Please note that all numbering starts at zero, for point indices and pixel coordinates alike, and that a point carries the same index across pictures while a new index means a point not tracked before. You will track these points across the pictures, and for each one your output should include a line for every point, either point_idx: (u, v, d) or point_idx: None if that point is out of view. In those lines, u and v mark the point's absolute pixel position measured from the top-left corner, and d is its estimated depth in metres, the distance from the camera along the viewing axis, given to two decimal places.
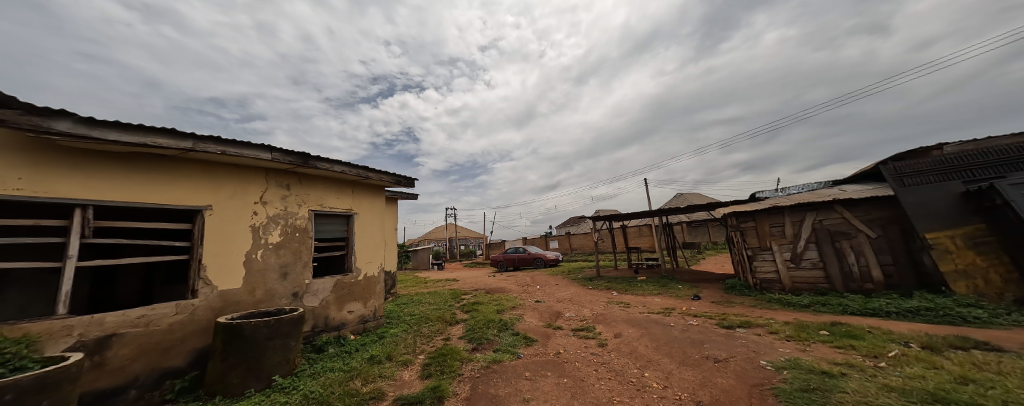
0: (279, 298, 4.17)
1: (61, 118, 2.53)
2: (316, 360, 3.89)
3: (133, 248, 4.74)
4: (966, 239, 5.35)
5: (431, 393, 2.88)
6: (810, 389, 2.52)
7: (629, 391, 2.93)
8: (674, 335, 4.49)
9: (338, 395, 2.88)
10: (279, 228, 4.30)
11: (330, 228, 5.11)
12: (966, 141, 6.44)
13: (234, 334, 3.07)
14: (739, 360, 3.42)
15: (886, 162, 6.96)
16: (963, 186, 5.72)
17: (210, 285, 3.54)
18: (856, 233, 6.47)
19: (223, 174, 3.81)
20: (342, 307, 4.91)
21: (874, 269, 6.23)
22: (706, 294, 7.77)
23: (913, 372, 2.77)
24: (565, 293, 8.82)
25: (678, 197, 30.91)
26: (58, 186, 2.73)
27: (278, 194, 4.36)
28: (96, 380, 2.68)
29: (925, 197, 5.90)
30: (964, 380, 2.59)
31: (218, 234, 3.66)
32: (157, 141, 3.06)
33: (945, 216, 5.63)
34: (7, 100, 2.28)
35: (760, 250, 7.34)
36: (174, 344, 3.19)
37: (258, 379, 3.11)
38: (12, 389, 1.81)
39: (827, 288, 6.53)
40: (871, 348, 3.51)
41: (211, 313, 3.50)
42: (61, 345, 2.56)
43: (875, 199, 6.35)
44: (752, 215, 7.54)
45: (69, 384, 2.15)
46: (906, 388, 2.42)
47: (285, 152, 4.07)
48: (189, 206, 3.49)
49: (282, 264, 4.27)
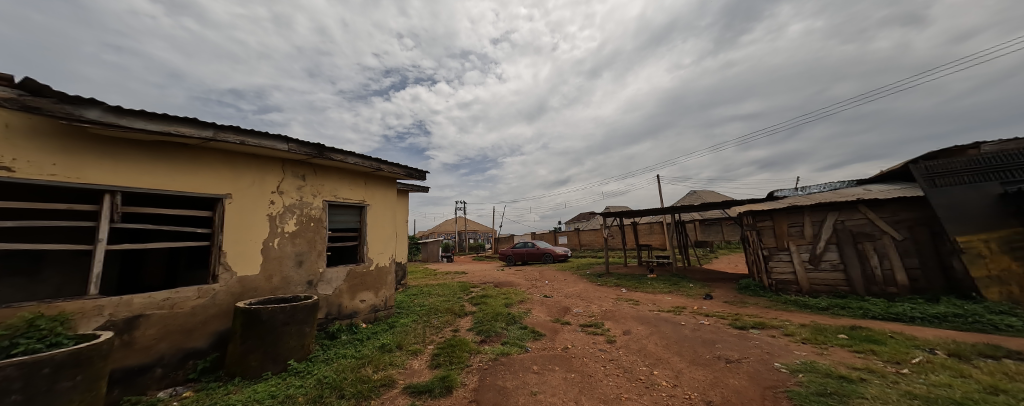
0: (295, 286, 4.30)
1: (92, 106, 2.64)
2: (330, 346, 4.01)
3: (157, 234, 4.94)
4: (1002, 243, 5.06)
5: (440, 383, 2.94)
6: (827, 393, 2.46)
7: (637, 388, 2.91)
8: (685, 334, 4.42)
9: (350, 381, 2.96)
10: (295, 217, 4.40)
11: (344, 219, 5.22)
12: (1007, 140, 6.07)
13: (252, 318, 3.18)
14: (751, 361, 3.35)
15: (916, 161, 6.61)
16: (1001, 187, 5.39)
17: (231, 270, 3.67)
18: (881, 235, 6.21)
19: (244, 165, 3.93)
20: (355, 295, 5.02)
21: (899, 273, 5.98)
22: (718, 293, 7.62)
23: (939, 380, 2.66)
24: (574, 289, 8.78)
25: (690, 194, 30.40)
26: (90, 173, 2.85)
27: (294, 184, 4.45)
28: (126, 358, 2.83)
29: (958, 197, 5.58)
30: (994, 389, 2.47)
31: (237, 221, 3.78)
32: (180, 130, 3.15)
33: (979, 219, 5.32)
34: (42, 88, 2.40)
35: (777, 250, 7.13)
36: (197, 326, 3.33)
37: (274, 363, 3.23)
38: (49, 363, 1.95)
39: (847, 290, 6.33)
40: (893, 354, 3.38)
41: (231, 298, 3.62)
42: (93, 324, 2.70)
43: (903, 200, 6.06)
44: (769, 214, 7.29)
45: (101, 362, 2.27)
46: (931, 395, 2.33)
47: (301, 143, 4.16)
48: (209, 195, 3.60)
49: (298, 252, 4.38)
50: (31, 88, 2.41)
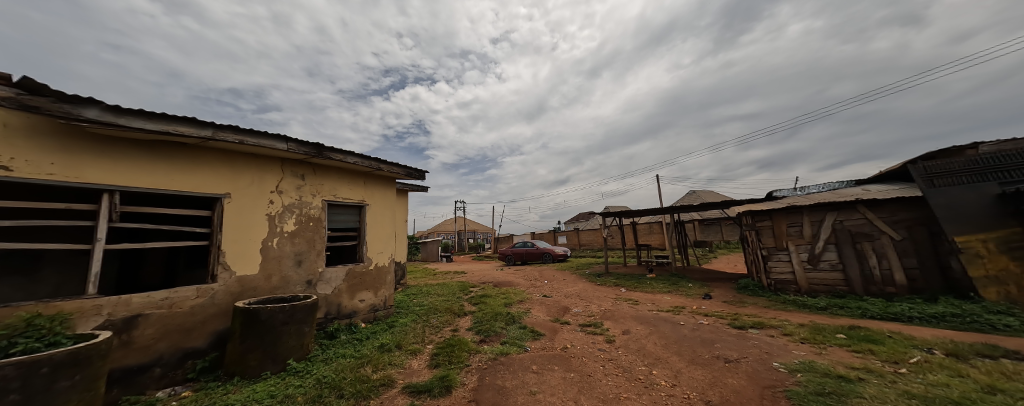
0: (294, 285, 4.29)
1: (90, 105, 2.64)
2: (329, 345, 4.01)
3: (155, 234, 4.93)
4: (1000, 243, 5.08)
5: (439, 382, 2.94)
6: (825, 393, 2.47)
7: (636, 388, 2.92)
8: (684, 334, 4.43)
9: (350, 381, 2.96)
10: (294, 217, 4.39)
11: (343, 219, 5.22)
12: (1005, 140, 6.09)
13: (251, 318, 3.17)
14: (750, 361, 3.36)
15: (915, 161, 6.63)
16: (999, 187, 5.40)
17: (229, 270, 3.66)
18: (879, 235, 6.22)
19: (243, 165, 3.93)
20: (354, 295, 5.02)
21: (897, 272, 5.99)
22: (717, 293, 7.63)
23: (937, 379, 2.67)
24: (574, 289, 8.77)
25: (689, 194, 30.41)
26: (89, 172, 2.85)
27: (294, 184, 4.45)
28: (125, 357, 2.83)
29: (957, 198, 5.60)
30: (992, 389, 2.48)
31: (236, 221, 3.77)
32: (179, 129, 3.15)
33: (977, 219, 5.34)
34: (40, 87, 2.40)
35: (776, 250, 7.14)
36: (196, 325, 3.32)
37: (273, 362, 3.22)
38: (47, 363, 1.94)
39: (845, 290, 6.34)
40: (891, 354, 3.39)
41: (230, 298, 3.61)
42: (91, 323, 2.69)
43: (902, 200, 6.08)
44: (769, 214, 7.30)
45: (100, 361, 2.27)
46: (929, 395, 2.34)
47: (300, 143, 4.15)
48: (208, 194, 3.59)
49: (297, 252, 4.38)
50: (29, 87, 2.40)
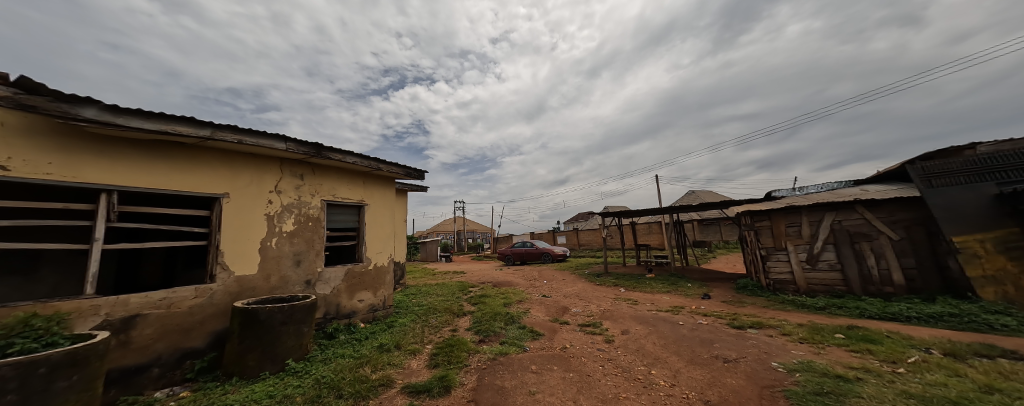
0: (293, 285, 4.29)
1: (88, 105, 2.63)
2: (328, 345, 4.01)
3: (154, 233, 4.92)
4: (997, 243, 5.10)
5: (438, 382, 2.94)
6: (824, 392, 2.47)
7: (635, 387, 2.93)
8: (683, 334, 4.44)
9: (349, 381, 2.96)
10: (293, 217, 4.39)
11: (342, 219, 5.21)
12: (1003, 140, 6.12)
13: (250, 318, 3.17)
14: (749, 361, 3.36)
15: (913, 161, 6.66)
16: (997, 188, 5.42)
17: (228, 270, 3.65)
18: (878, 235, 6.24)
19: (241, 164, 3.92)
20: (353, 295, 5.01)
21: (895, 272, 6.01)
22: (716, 293, 7.64)
23: (934, 379, 2.68)
24: (573, 289, 8.77)
25: (689, 194, 30.45)
26: (87, 172, 2.84)
27: (293, 183, 4.44)
28: (123, 357, 2.82)
29: (954, 198, 5.62)
30: (989, 388, 2.49)
31: (235, 220, 3.77)
32: (177, 129, 3.14)
33: (975, 220, 5.36)
34: (37, 86, 2.39)
35: (775, 250, 7.16)
36: (194, 325, 3.32)
37: (272, 362, 3.22)
38: (45, 363, 1.93)
39: (843, 290, 6.36)
40: (889, 353, 3.40)
41: (229, 298, 3.60)
42: (89, 323, 2.69)
43: (900, 200, 6.09)
44: (768, 214, 7.31)
45: (98, 361, 2.26)
46: (926, 395, 2.34)
47: (299, 142, 4.15)
48: (206, 194, 3.58)
49: (296, 252, 4.37)
50: (26, 87, 2.39)
